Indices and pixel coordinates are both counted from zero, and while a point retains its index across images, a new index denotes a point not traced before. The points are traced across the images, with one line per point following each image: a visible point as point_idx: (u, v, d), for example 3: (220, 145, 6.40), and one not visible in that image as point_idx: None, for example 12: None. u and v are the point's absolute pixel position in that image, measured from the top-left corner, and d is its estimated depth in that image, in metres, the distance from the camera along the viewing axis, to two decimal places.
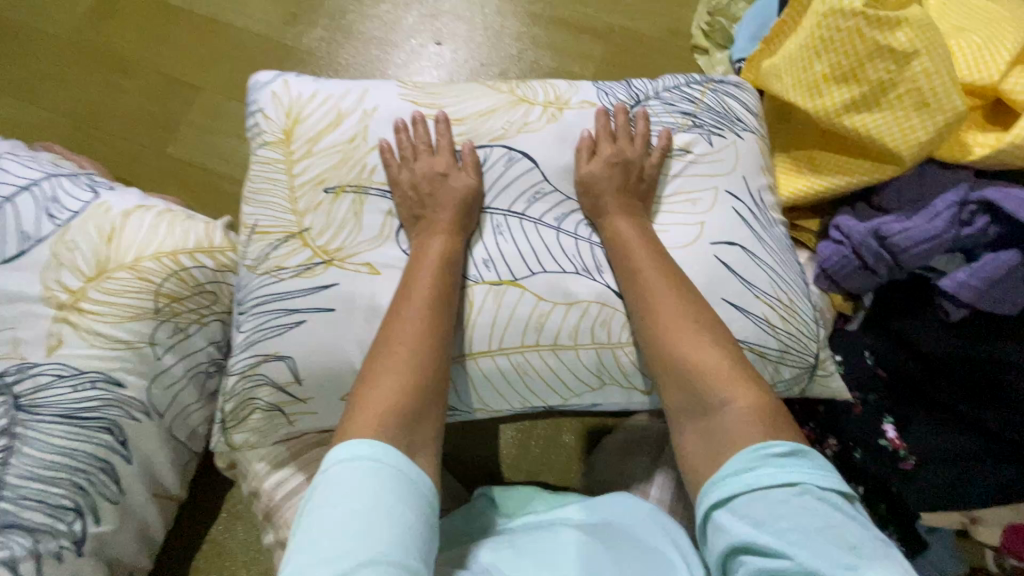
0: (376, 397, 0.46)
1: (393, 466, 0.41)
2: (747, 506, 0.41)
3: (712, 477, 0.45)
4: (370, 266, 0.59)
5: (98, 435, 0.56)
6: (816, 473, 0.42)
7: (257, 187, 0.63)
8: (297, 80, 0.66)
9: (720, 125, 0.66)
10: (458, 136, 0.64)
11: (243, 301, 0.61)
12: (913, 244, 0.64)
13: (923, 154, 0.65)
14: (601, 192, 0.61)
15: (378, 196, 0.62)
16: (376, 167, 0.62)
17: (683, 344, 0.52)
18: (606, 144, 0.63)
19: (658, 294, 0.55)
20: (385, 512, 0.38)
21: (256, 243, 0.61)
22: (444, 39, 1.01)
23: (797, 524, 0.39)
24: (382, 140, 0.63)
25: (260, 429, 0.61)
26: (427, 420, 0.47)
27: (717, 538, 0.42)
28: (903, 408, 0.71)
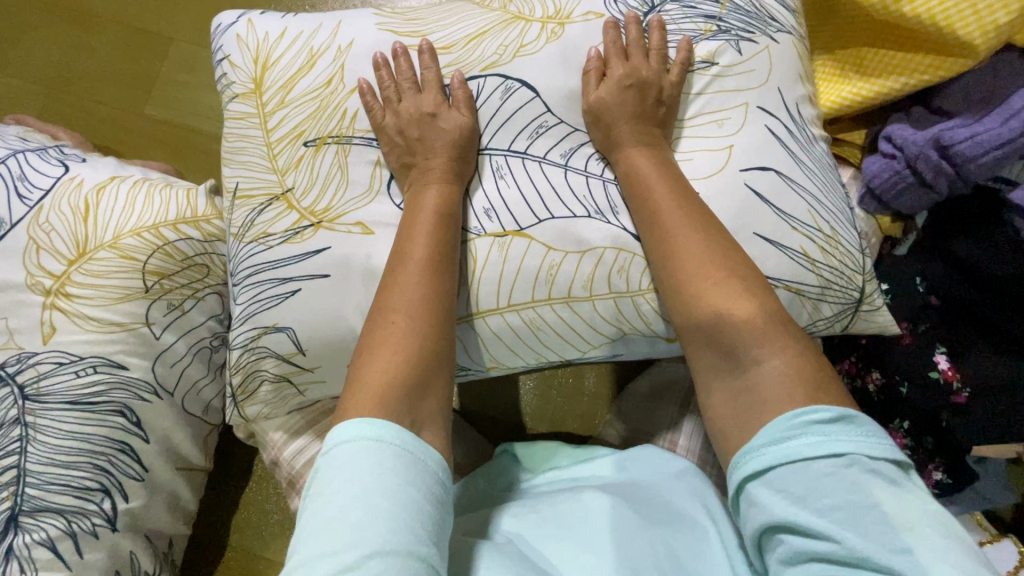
0: (376, 370, 0.43)
1: (395, 445, 0.39)
2: (788, 481, 0.39)
3: (746, 446, 0.42)
4: (363, 226, 0.53)
5: (110, 417, 0.55)
6: (865, 441, 0.39)
7: (233, 146, 0.57)
8: (262, 18, 0.58)
9: (750, 27, 0.56)
10: (446, 67, 0.56)
11: (235, 272, 0.55)
12: (979, 153, 0.55)
13: (1001, 38, 0.54)
14: (613, 122, 0.54)
15: (364, 145, 0.55)
16: (358, 112, 0.55)
17: (712, 289, 0.47)
18: (616, 61, 0.55)
19: (683, 237, 0.48)
20: (393, 498, 0.37)
21: (238, 210, 0.55)
22: None
23: (845, 502, 0.37)
24: (360, 79, 0.55)
25: (271, 401, 0.57)
26: (433, 394, 0.44)
27: (753, 512, 0.40)
28: (960, 337, 0.64)
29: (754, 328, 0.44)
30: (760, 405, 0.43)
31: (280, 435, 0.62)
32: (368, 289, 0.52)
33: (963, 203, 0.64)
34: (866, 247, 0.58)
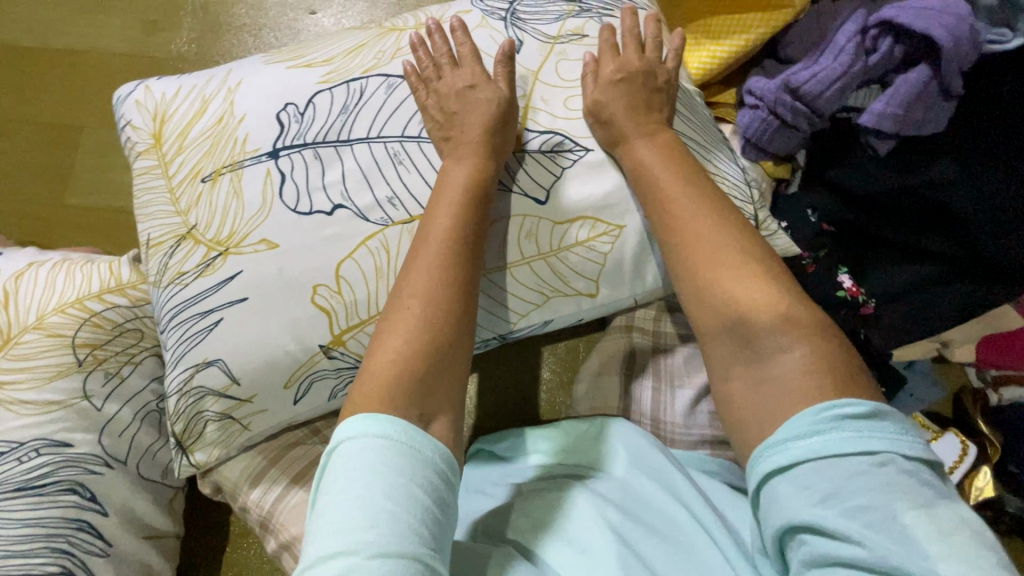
0: (387, 356, 0.45)
1: (401, 443, 0.41)
2: (813, 478, 0.38)
3: (769, 440, 0.41)
4: (266, 242, 0.54)
5: (62, 497, 0.55)
6: (897, 439, 0.39)
7: (142, 201, 0.59)
8: (157, 84, 0.64)
9: (608, 6, 0.63)
10: (326, 75, 0.59)
11: (161, 319, 0.57)
12: (824, 88, 0.62)
13: None
14: (613, 117, 0.57)
15: (254, 164, 0.56)
16: (248, 136, 0.57)
17: (712, 258, 0.49)
18: (609, 60, 0.59)
19: (674, 197, 0.52)
20: (395, 497, 0.38)
21: (152, 258, 0.58)
22: (319, 6, 0.97)
23: (873, 503, 0.36)
24: (247, 108, 0.59)
25: (219, 441, 0.59)
26: (445, 384, 0.46)
27: (774, 509, 0.40)
28: (856, 255, 0.70)
29: (772, 306, 0.45)
30: (779, 394, 0.42)
31: (241, 473, 0.65)
32: (292, 306, 0.54)
33: (826, 137, 0.71)
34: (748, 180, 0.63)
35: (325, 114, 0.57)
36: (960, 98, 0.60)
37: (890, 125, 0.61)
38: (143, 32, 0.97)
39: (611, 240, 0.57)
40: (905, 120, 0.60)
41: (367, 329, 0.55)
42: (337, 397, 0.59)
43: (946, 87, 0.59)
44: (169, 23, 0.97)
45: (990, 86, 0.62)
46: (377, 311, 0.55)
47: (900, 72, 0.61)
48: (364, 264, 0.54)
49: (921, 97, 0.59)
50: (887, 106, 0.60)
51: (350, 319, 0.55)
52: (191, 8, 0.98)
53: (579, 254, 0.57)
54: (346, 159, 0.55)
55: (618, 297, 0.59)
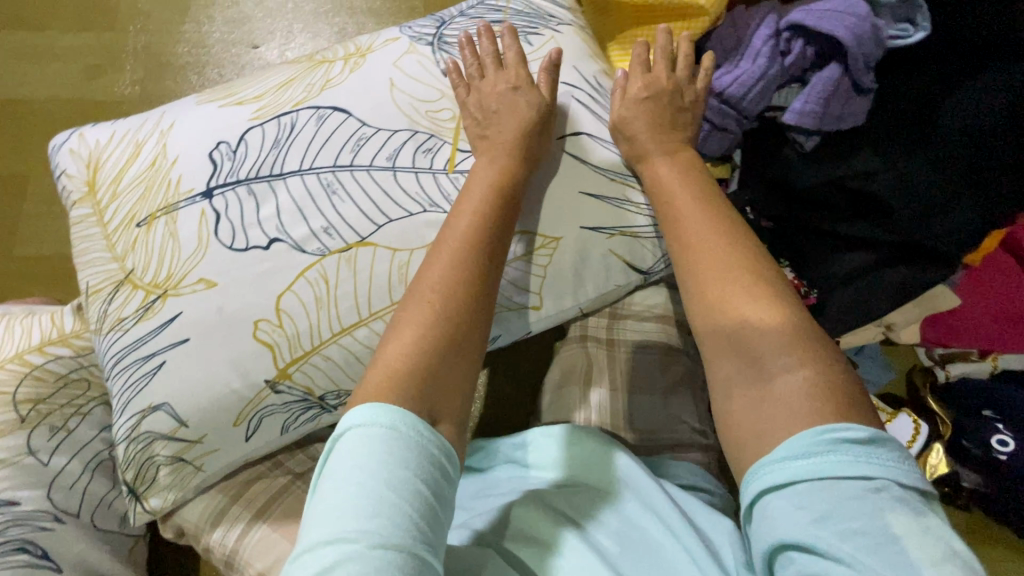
0: (402, 344, 0.45)
1: (410, 434, 0.40)
2: (807, 498, 0.37)
3: (766, 457, 0.40)
4: (205, 281, 0.55)
5: (11, 557, 0.53)
6: (897, 467, 0.37)
7: (80, 249, 0.59)
8: (92, 131, 0.64)
9: (534, 24, 0.66)
10: (258, 111, 0.60)
11: (105, 366, 0.57)
12: (748, 88, 0.64)
13: None
14: (635, 134, 0.59)
15: (189, 205, 0.57)
16: (181, 178, 0.58)
17: (716, 264, 0.49)
18: (638, 74, 0.62)
19: (677, 198, 0.55)
20: (399, 490, 0.38)
21: (92, 305, 0.58)
22: (262, 40, 0.98)
23: (867, 526, 0.35)
24: (180, 149, 0.59)
25: (173, 485, 0.58)
26: (455, 380, 0.45)
27: (767, 526, 0.38)
28: (797, 249, 0.72)
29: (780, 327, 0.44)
30: (761, 403, 0.42)
31: (200, 515, 0.65)
32: (235, 342, 0.54)
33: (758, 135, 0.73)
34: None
35: (257, 150, 0.58)
36: (874, 92, 0.63)
37: (811, 119, 0.63)
38: (85, 77, 0.96)
39: (549, 252, 0.58)
40: (825, 114, 0.63)
41: (313, 360, 0.55)
42: (290, 430, 0.59)
43: (859, 83, 0.63)
44: (111, 66, 0.97)
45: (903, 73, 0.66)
46: (321, 341, 0.55)
47: (816, 70, 0.65)
48: (304, 295, 0.55)
49: (836, 92, 0.63)
50: (806, 101, 0.63)
51: (295, 352, 0.55)
52: (133, 49, 0.98)
53: (517, 269, 0.57)
54: (281, 193, 0.56)
55: (563, 308, 0.60)
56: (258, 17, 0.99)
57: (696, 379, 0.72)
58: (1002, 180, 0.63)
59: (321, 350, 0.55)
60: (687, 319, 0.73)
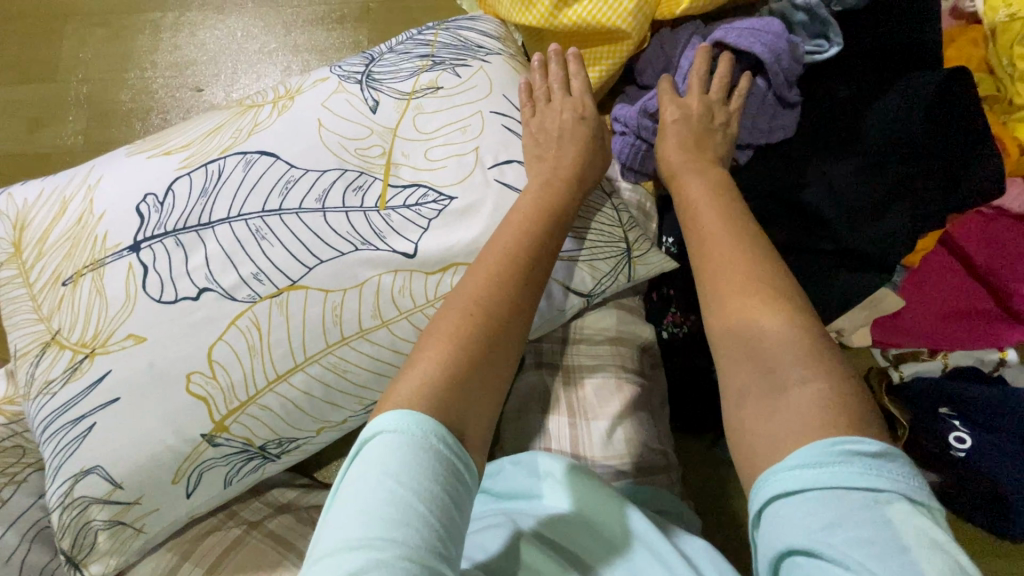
0: (434, 352, 0.46)
1: (442, 448, 0.41)
2: (819, 505, 0.36)
3: (779, 462, 0.39)
4: (134, 337, 0.54)
5: None
6: (906, 481, 0.36)
7: (8, 311, 0.58)
8: (19, 189, 0.63)
9: (462, 57, 0.66)
10: (184, 160, 0.60)
11: (36, 431, 0.55)
12: None
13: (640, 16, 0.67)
14: (667, 153, 0.61)
15: (116, 260, 0.56)
16: (107, 233, 0.57)
17: (732, 270, 0.49)
18: (671, 102, 0.63)
19: (700, 209, 0.55)
20: (428, 502, 0.38)
21: (21, 368, 0.56)
22: (205, 83, 0.98)
23: (876, 536, 0.34)
24: (106, 205, 0.58)
25: (113, 550, 0.57)
26: (482, 397, 0.45)
27: (772, 532, 0.37)
28: None
29: (797, 340, 0.43)
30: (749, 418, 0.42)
31: None
32: (168, 396, 0.53)
33: None
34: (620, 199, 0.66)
35: (184, 199, 0.57)
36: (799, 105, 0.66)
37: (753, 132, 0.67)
38: (25, 130, 0.96)
39: None
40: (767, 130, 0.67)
41: (249, 410, 0.54)
42: (233, 483, 0.58)
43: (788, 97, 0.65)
44: (52, 117, 0.96)
45: (822, 85, 0.68)
46: (256, 391, 0.54)
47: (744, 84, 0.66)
48: (236, 345, 0.54)
49: (761, 109, 0.66)
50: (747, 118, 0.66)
51: (230, 403, 0.54)
52: (75, 99, 0.97)
53: None
54: (209, 242, 0.56)
55: None
56: (200, 60, 0.99)
57: (653, 397, 0.72)
58: (923, 187, 0.64)
59: (257, 400, 0.54)
60: (641, 337, 0.73)
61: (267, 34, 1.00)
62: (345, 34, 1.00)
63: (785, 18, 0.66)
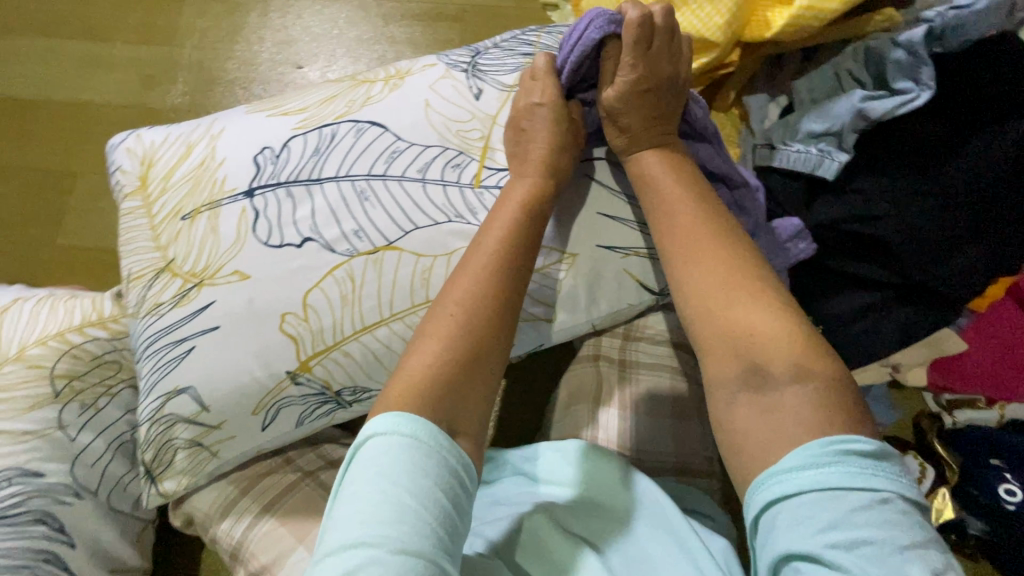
0: (424, 357, 0.49)
1: (429, 443, 0.44)
2: (813, 509, 0.39)
3: (774, 467, 0.41)
4: (239, 273, 0.58)
5: (30, 528, 0.56)
6: (897, 479, 0.40)
7: (127, 238, 0.64)
8: (147, 132, 0.70)
9: None
10: (301, 121, 0.65)
11: (138, 349, 0.60)
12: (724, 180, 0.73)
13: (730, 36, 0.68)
14: (631, 124, 0.62)
15: (231, 203, 0.61)
16: (226, 178, 0.62)
17: (718, 286, 0.51)
18: (631, 68, 0.62)
19: (684, 217, 0.56)
20: (419, 497, 0.41)
21: (132, 290, 0.62)
22: (305, 61, 1.05)
23: (871, 536, 0.37)
24: (227, 153, 0.64)
25: (188, 470, 0.61)
26: (471, 397, 0.48)
27: (774, 536, 0.39)
28: (805, 287, 0.73)
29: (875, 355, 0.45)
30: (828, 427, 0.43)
31: (211, 504, 0.67)
32: (262, 332, 0.57)
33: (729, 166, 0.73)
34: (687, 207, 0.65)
35: (297, 156, 0.62)
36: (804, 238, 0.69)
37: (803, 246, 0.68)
38: (139, 86, 1.03)
39: (566, 266, 0.61)
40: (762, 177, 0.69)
41: (333, 355, 0.58)
42: (303, 424, 0.61)
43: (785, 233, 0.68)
44: (164, 77, 1.04)
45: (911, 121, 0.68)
46: (342, 337, 0.58)
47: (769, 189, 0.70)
48: (330, 293, 0.58)
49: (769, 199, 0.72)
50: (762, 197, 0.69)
51: (317, 346, 0.58)
52: (187, 63, 1.05)
53: (535, 281, 0.61)
54: (316, 196, 0.60)
55: (577, 321, 0.63)
56: (303, 40, 1.06)
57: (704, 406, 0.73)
58: (1007, 230, 0.66)
59: (341, 346, 0.58)
60: None
61: (368, 21, 1.07)
62: (440, 31, 1.06)
63: (882, 55, 0.68)
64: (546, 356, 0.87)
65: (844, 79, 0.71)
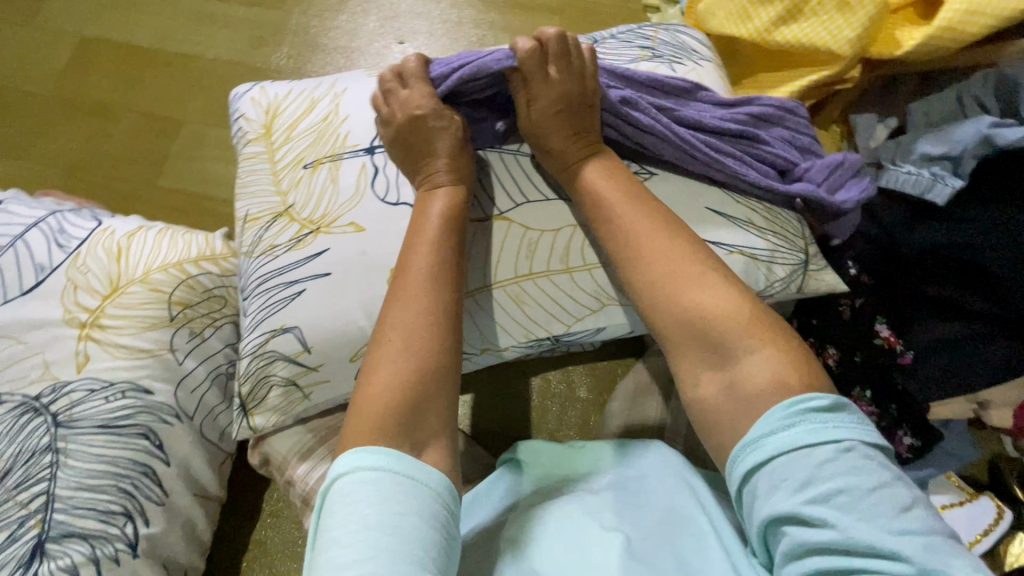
0: (378, 384, 0.47)
1: (391, 472, 0.43)
2: (786, 470, 0.41)
3: (745, 439, 0.43)
4: (355, 225, 0.61)
5: (135, 441, 0.60)
6: (859, 428, 0.42)
7: (247, 181, 0.67)
8: (272, 85, 0.72)
9: (679, 56, 0.71)
10: None
11: (247, 286, 0.63)
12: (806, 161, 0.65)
13: (856, 49, 0.69)
14: (551, 145, 0.60)
15: (352, 157, 0.63)
16: (349, 134, 0.65)
17: (669, 278, 0.51)
18: (546, 92, 0.59)
19: (644, 242, 0.53)
20: (390, 529, 0.40)
21: (248, 230, 0.65)
22: (406, 37, 1.07)
23: (842, 484, 0.39)
24: (351, 110, 0.66)
25: (279, 407, 0.63)
26: (432, 411, 0.48)
27: (758, 505, 0.41)
28: (896, 309, 0.72)
29: None
30: None
31: (290, 447, 0.67)
32: (369, 284, 0.60)
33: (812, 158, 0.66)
34: (779, 211, 0.64)
35: None
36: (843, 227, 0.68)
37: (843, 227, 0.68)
38: (248, 45, 1.08)
39: None
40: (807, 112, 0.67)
41: None
42: None
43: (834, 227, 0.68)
44: (272, 38, 1.08)
45: None
46: None
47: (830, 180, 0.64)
48: None
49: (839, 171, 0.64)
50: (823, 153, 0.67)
51: None
52: (294, 27, 1.09)
53: None
54: None
55: None
56: (407, 17, 1.09)
57: None
58: None
59: None
60: None
61: (470, 5, 1.09)
62: (540, 21, 1.08)
63: (1014, 85, 0.68)
64: (612, 350, 0.87)
65: (968, 106, 0.71)
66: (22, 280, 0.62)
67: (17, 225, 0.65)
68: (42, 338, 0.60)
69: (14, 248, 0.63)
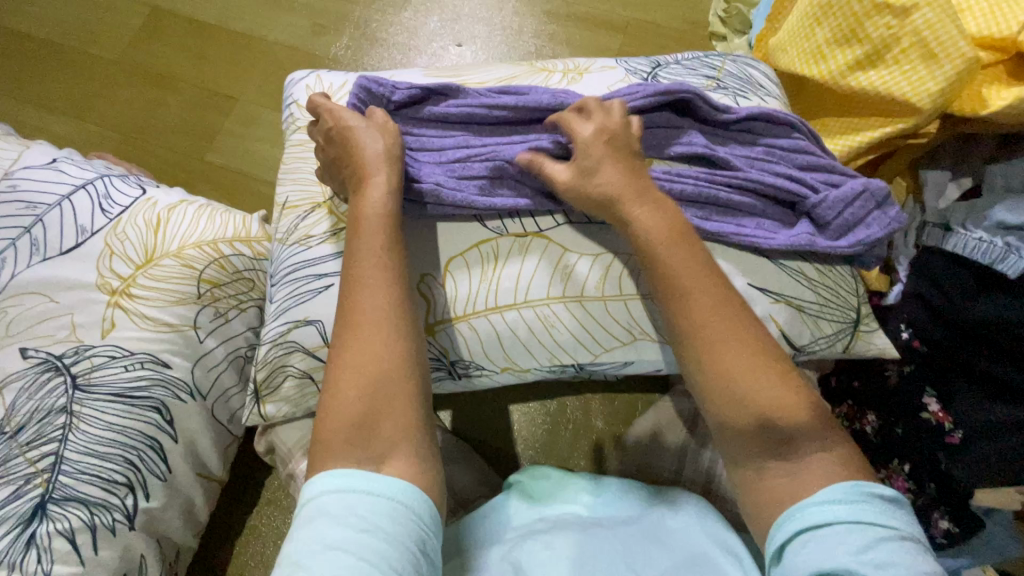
0: (337, 399, 0.44)
1: (361, 490, 0.40)
2: (839, 533, 0.39)
3: (805, 497, 0.41)
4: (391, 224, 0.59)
5: (147, 413, 0.59)
6: (916, 528, 0.40)
7: (290, 168, 0.67)
8: (328, 74, 0.72)
9: (745, 89, 0.68)
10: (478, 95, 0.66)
11: (277, 273, 0.63)
12: (843, 205, 0.57)
13: (938, 103, 0.65)
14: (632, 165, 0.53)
15: None
16: None
17: (721, 344, 0.45)
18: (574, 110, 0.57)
19: (687, 293, 0.47)
20: (353, 549, 0.37)
21: (285, 217, 0.64)
22: (465, 40, 1.07)
23: (898, 561, 0.37)
24: None
25: (292, 399, 0.61)
26: (387, 422, 0.43)
27: (800, 559, 0.39)
28: (946, 381, 0.67)
29: None
30: None
31: (296, 441, 0.66)
32: None
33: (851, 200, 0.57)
34: (833, 266, 0.60)
35: None
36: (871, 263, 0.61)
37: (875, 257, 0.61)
38: (309, 32, 1.09)
39: None
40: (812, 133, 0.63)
41: (461, 326, 0.58)
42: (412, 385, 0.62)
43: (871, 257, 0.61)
44: (333, 28, 1.09)
45: None
46: (473, 311, 0.58)
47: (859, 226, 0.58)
48: (471, 264, 0.58)
49: (863, 209, 0.58)
50: (844, 179, 0.60)
51: (448, 312, 0.58)
52: (356, 19, 1.10)
53: None
54: None
55: None
56: (468, 19, 1.09)
57: None
58: None
59: (471, 318, 0.58)
60: None
61: (533, 15, 1.08)
62: (602, 39, 1.06)
63: None
64: (634, 383, 0.84)
65: None
66: (62, 241, 0.63)
67: (66, 185, 0.66)
68: (73, 300, 0.61)
69: (60, 208, 0.64)
